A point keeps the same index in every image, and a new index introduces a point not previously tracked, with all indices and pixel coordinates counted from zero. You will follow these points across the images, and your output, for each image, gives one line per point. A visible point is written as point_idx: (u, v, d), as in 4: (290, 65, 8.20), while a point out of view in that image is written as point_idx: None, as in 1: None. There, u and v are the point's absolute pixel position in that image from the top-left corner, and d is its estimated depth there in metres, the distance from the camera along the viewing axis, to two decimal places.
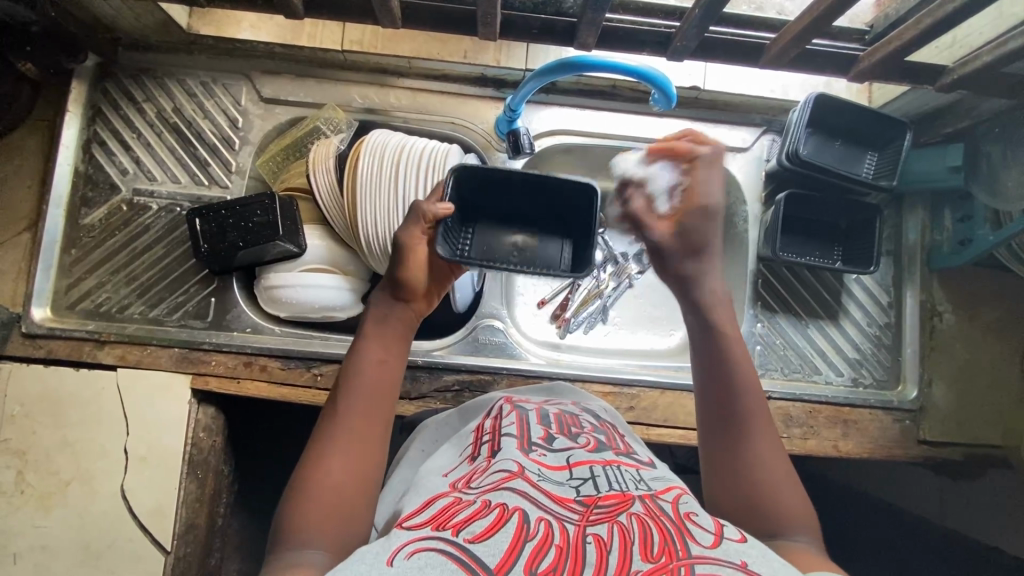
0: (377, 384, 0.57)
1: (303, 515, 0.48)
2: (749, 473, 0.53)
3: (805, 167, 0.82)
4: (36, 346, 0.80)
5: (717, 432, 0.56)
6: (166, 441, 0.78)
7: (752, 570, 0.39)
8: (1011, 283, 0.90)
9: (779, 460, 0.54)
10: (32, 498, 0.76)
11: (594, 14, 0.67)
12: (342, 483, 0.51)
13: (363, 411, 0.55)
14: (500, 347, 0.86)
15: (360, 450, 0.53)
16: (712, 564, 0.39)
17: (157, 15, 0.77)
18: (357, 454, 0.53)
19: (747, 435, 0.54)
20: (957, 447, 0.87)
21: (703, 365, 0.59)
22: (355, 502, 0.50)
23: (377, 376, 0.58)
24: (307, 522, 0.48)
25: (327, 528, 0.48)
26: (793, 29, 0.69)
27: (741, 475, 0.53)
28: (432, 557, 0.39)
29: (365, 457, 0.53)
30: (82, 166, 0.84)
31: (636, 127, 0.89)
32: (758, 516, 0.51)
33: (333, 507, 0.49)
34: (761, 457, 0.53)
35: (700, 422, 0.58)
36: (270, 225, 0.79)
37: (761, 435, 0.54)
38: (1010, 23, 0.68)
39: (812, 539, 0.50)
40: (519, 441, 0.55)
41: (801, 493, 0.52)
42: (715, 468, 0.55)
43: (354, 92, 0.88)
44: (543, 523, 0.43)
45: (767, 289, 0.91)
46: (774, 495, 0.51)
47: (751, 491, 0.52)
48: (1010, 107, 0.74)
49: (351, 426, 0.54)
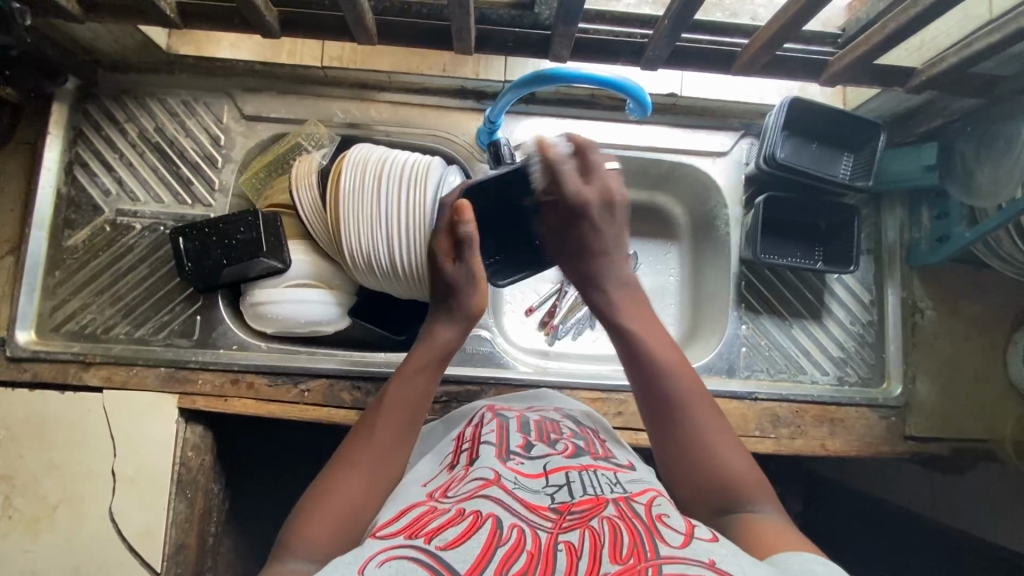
0: (411, 412, 0.61)
1: (312, 523, 0.50)
2: (693, 445, 0.56)
3: (783, 170, 0.83)
4: (22, 370, 0.80)
5: (660, 427, 0.59)
6: (156, 460, 0.78)
7: (720, 568, 0.39)
8: (990, 278, 0.91)
9: (717, 426, 0.57)
10: (20, 523, 0.76)
11: (566, 26, 0.68)
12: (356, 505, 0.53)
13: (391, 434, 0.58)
14: (487, 356, 0.86)
15: (380, 472, 0.56)
16: (681, 564, 0.39)
17: (136, 37, 0.78)
18: (376, 475, 0.55)
19: (679, 417, 0.58)
20: (942, 442, 0.88)
21: (634, 364, 0.63)
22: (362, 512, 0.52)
23: (413, 405, 0.61)
24: (310, 533, 0.50)
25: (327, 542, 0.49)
26: (763, 37, 0.71)
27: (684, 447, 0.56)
28: (403, 565, 0.39)
29: (380, 479, 0.55)
30: (64, 189, 0.84)
31: (615, 135, 0.91)
32: (727, 496, 0.53)
33: (340, 522, 0.51)
34: (700, 428, 0.57)
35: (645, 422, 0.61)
36: (255, 242, 0.80)
37: (701, 412, 0.58)
38: (974, 25, 0.70)
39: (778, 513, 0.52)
40: (497, 449, 0.56)
41: (758, 473, 0.55)
42: (664, 464, 0.57)
43: (335, 107, 0.89)
44: (516, 529, 0.43)
45: (751, 291, 0.92)
46: (726, 467, 0.54)
47: (706, 471, 0.54)
48: (978, 106, 0.76)
49: (377, 446, 0.57)
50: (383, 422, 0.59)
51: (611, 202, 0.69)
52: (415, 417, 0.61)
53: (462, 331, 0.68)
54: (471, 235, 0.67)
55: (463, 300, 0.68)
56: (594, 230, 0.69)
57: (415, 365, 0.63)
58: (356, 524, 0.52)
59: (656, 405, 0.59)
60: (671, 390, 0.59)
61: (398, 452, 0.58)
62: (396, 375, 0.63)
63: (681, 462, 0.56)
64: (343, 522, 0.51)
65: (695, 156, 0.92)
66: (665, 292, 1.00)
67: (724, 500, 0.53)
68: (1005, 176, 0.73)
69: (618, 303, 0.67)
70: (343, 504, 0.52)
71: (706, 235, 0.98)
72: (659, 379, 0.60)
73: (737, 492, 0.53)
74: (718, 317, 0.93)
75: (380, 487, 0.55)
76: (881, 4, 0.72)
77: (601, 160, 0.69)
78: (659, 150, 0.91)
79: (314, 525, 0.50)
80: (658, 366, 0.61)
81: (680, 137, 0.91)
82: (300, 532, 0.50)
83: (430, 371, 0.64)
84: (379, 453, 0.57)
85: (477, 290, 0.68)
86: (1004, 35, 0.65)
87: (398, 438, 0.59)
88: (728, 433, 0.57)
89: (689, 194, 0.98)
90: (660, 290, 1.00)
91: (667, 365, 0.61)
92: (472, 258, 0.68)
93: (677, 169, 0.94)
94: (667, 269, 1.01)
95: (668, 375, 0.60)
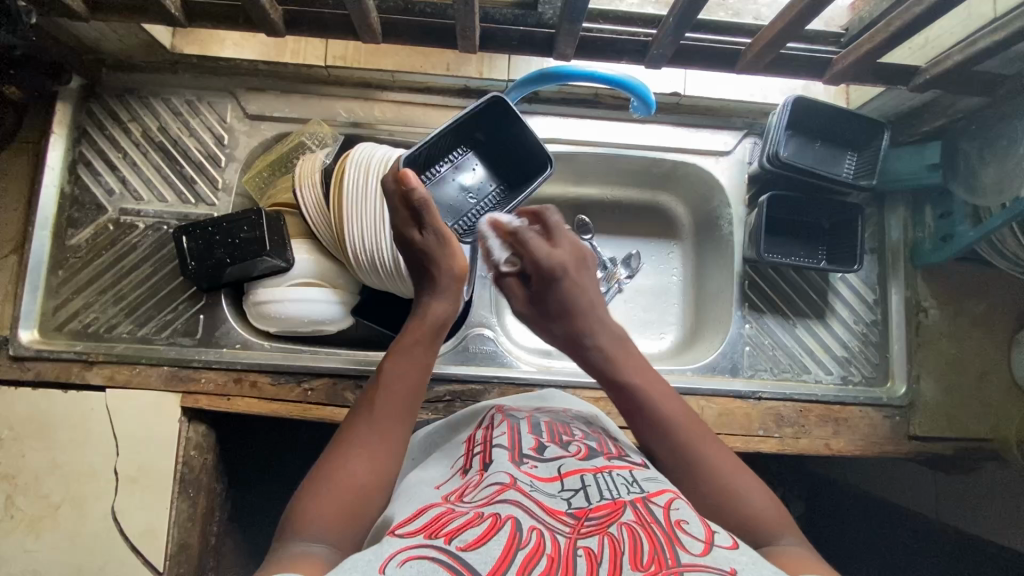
0: (410, 386, 0.60)
1: (318, 503, 0.50)
2: (714, 492, 0.54)
3: (787, 169, 0.83)
4: (24, 369, 0.79)
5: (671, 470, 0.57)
6: (158, 460, 0.78)
7: None
8: (994, 277, 0.91)
9: (733, 468, 0.56)
10: (22, 523, 0.76)
11: (570, 25, 0.68)
12: (359, 483, 0.52)
13: (390, 410, 0.58)
14: (490, 356, 0.86)
15: (383, 449, 0.56)
16: (703, 572, 0.39)
17: (140, 36, 0.78)
18: (380, 452, 0.55)
19: (693, 453, 0.57)
20: (947, 442, 0.87)
21: (642, 426, 0.61)
22: (367, 493, 0.52)
23: (410, 379, 0.60)
24: (317, 514, 0.50)
25: (334, 526, 0.49)
26: (767, 36, 0.71)
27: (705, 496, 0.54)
28: (424, 565, 0.39)
29: (384, 457, 0.55)
30: (68, 187, 0.84)
31: (618, 134, 0.91)
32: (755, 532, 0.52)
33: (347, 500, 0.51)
34: (718, 471, 0.55)
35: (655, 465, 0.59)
36: (257, 240, 0.79)
37: (717, 459, 0.57)
38: (978, 24, 0.70)
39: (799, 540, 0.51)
40: (511, 453, 0.55)
41: (777, 505, 0.54)
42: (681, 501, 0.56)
43: (339, 106, 0.89)
44: (535, 533, 0.43)
45: (754, 290, 0.91)
46: (749, 505, 0.53)
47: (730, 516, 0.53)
48: (982, 105, 0.76)
49: (377, 423, 0.57)
50: (381, 399, 0.58)
51: (581, 261, 0.70)
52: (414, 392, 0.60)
53: (452, 302, 0.67)
54: (426, 197, 0.65)
55: (441, 266, 0.67)
56: (574, 287, 0.68)
57: (410, 339, 0.63)
58: (361, 506, 0.52)
59: (673, 468, 0.57)
60: (676, 437, 0.58)
61: (398, 429, 0.58)
62: (391, 351, 0.62)
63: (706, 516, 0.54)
64: (347, 503, 0.51)
65: (698, 155, 0.92)
66: (667, 291, 1.00)
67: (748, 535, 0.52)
68: (1008, 175, 0.73)
69: (612, 356, 0.66)
70: (349, 484, 0.52)
71: (709, 234, 0.98)
72: (657, 434, 0.59)
73: (759, 528, 0.52)
74: (722, 316, 0.93)
75: (385, 464, 0.55)
76: (885, 3, 0.72)
77: (559, 222, 0.71)
78: (662, 150, 0.91)
79: (319, 508, 0.50)
80: (663, 424, 0.59)
81: (683, 137, 0.91)
82: (305, 514, 0.50)
83: (424, 345, 0.63)
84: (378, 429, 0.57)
85: (452, 252, 0.67)
86: (1009, 33, 0.65)
87: (399, 413, 0.58)
88: (742, 469, 0.56)
89: (691, 194, 0.98)
90: (663, 290, 1.00)
91: (668, 418, 0.60)
92: (435, 223, 0.66)
93: (680, 168, 0.94)
94: (670, 268, 1.01)
95: (670, 428, 0.59)
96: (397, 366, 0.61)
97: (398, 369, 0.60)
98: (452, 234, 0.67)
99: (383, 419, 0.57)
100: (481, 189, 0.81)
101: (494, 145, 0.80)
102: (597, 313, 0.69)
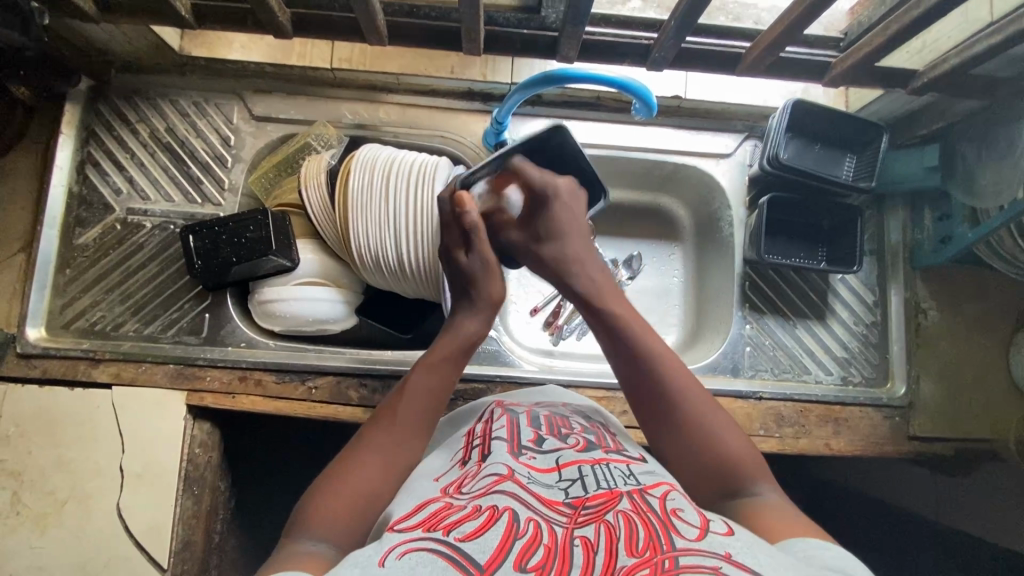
0: (434, 401, 0.61)
1: (330, 503, 0.51)
2: (691, 436, 0.57)
3: (786, 171, 0.84)
4: (31, 366, 0.80)
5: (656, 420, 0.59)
6: (164, 457, 0.79)
7: (737, 560, 0.40)
8: (992, 279, 0.92)
9: (707, 408, 0.58)
10: (28, 519, 0.76)
11: (573, 28, 0.69)
12: (371, 489, 0.53)
13: (410, 422, 0.59)
14: (493, 355, 0.87)
15: (399, 458, 0.56)
16: (697, 556, 0.39)
17: (149, 38, 0.79)
18: (393, 462, 0.56)
19: (677, 408, 0.58)
20: (947, 442, 0.88)
21: (622, 360, 0.63)
22: (376, 498, 0.53)
23: (435, 394, 0.62)
24: (326, 514, 0.50)
25: (339, 527, 0.50)
26: (766, 39, 0.72)
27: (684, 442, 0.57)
28: (423, 556, 0.40)
29: (398, 465, 0.56)
30: (76, 187, 0.85)
31: (620, 136, 0.92)
32: (733, 481, 0.54)
33: (358, 503, 0.52)
34: (693, 417, 0.57)
35: (641, 416, 0.61)
36: (264, 240, 0.80)
37: (693, 402, 0.58)
38: (975, 28, 0.71)
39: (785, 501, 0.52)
40: (510, 445, 0.56)
41: (755, 454, 0.56)
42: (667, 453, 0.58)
43: (344, 108, 0.90)
44: (532, 523, 0.44)
45: (755, 291, 0.92)
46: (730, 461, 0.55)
47: (708, 462, 0.55)
48: (980, 108, 0.77)
49: (397, 432, 0.58)
50: (404, 409, 0.60)
51: (573, 192, 0.72)
52: (435, 408, 0.61)
53: (484, 323, 0.68)
54: (477, 223, 0.68)
55: (480, 289, 0.69)
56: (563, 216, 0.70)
57: (440, 355, 0.64)
58: (369, 510, 0.52)
59: (654, 416, 0.59)
60: (661, 384, 0.59)
61: (416, 442, 0.59)
62: (418, 364, 0.63)
63: (683, 460, 0.56)
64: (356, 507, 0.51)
65: (699, 158, 0.93)
66: (669, 293, 1.01)
67: (727, 484, 0.54)
68: (1006, 179, 0.74)
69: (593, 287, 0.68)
70: (363, 487, 0.53)
71: (709, 236, 0.98)
72: (648, 389, 0.60)
73: (739, 475, 0.54)
74: (723, 317, 0.93)
75: (399, 472, 0.56)
76: (883, 7, 0.73)
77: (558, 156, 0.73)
78: (663, 152, 0.92)
79: (328, 508, 0.51)
80: (643, 362, 0.61)
81: (684, 139, 0.92)
82: (314, 514, 0.50)
83: (453, 363, 0.64)
84: (398, 439, 0.58)
85: (493, 280, 0.69)
86: (1006, 36, 0.66)
87: (420, 425, 0.59)
88: (718, 412, 0.58)
89: (692, 196, 0.99)
90: (664, 291, 1.01)
91: (647, 350, 0.62)
92: (481, 245, 0.69)
93: (681, 170, 0.95)
94: (671, 270, 1.02)
95: (656, 366, 0.60)
96: (420, 380, 0.62)
97: (421, 383, 0.62)
98: (495, 262, 0.69)
99: (403, 430, 0.58)
100: None
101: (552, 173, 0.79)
102: (586, 243, 0.71)
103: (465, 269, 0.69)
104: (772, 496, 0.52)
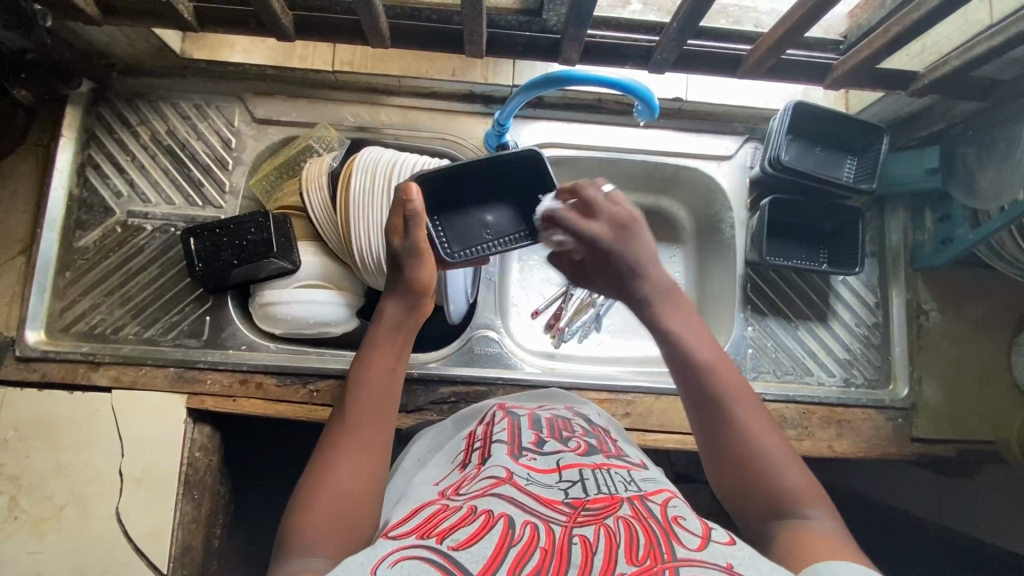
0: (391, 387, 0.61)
1: (309, 517, 0.51)
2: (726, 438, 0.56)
3: (786, 173, 0.84)
4: (31, 369, 0.80)
5: (705, 422, 0.58)
6: (163, 461, 0.78)
7: (738, 571, 0.39)
8: (993, 280, 0.92)
9: (764, 426, 0.56)
10: (26, 524, 0.75)
11: (576, 30, 0.69)
12: (348, 491, 0.53)
13: (367, 419, 0.58)
14: (495, 357, 0.86)
15: (363, 455, 0.56)
16: (698, 566, 0.39)
17: (151, 41, 0.79)
18: (363, 461, 0.55)
19: (726, 414, 0.56)
20: (950, 444, 0.88)
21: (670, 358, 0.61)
22: (358, 497, 0.53)
23: (385, 383, 0.61)
24: (311, 523, 0.50)
25: (331, 536, 0.50)
26: (768, 41, 0.72)
27: (728, 436, 0.56)
28: (415, 565, 0.39)
29: (369, 461, 0.56)
30: (76, 190, 0.85)
31: (621, 139, 0.92)
32: (777, 501, 0.51)
33: (339, 509, 0.51)
34: (750, 437, 0.55)
35: (688, 414, 0.59)
36: (264, 242, 0.79)
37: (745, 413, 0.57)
38: (975, 30, 0.72)
39: (829, 519, 0.50)
40: (510, 447, 0.56)
41: (811, 478, 0.53)
42: (714, 463, 0.56)
43: (345, 111, 0.90)
44: (529, 527, 0.43)
45: (757, 293, 0.92)
46: (787, 483, 0.52)
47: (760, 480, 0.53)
48: (980, 110, 0.77)
49: (358, 431, 0.57)
50: (358, 405, 0.59)
51: (635, 222, 0.67)
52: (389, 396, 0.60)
53: (407, 306, 0.66)
54: (419, 211, 0.64)
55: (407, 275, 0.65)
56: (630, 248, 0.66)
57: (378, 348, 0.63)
58: (353, 509, 0.52)
59: (703, 416, 0.58)
60: (715, 386, 0.58)
61: (377, 433, 0.58)
62: (357, 362, 0.62)
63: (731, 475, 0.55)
64: (338, 514, 0.51)
65: (700, 160, 0.93)
66: None
67: (773, 505, 0.52)
68: (1006, 177, 0.74)
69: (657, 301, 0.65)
70: (336, 495, 0.52)
71: (711, 238, 0.98)
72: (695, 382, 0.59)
73: (786, 498, 0.51)
74: (724, 319, 0.93)
75: (370, 470, 0.55)
76: (883, 10, 0.73)
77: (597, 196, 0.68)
78: (663, 154, 0.92)
79: (310, 524, 0.50)
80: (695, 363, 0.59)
81: (686, 142, 0.93)
82: (297, 532, 0.50)
83: (388, 350, 0.63)
84: (357, 437, 0.57)
85: (420, 265, 0.65)
86: (1007, 37, 0.66)
87: (377, 416, 0.59)
88: (777, 436, 0.56)
89: (694, 198, 0.99)
90: None
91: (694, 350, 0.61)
92: (417, 232, 0.64)
93: (682, 172, 0.95)
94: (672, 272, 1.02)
95: (713, 373, 0.59)
96: (367, 374, 0.61)
97: (368, 376, 0.61)
98: (426, 244, 0.65)
99: (360, 428, 0.57)
100: (482, 230, 0.80)
101: (524, 196, 0.80)
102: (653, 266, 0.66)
103: (397, 253, 0.65)
104: (826, 521, 0.50)
